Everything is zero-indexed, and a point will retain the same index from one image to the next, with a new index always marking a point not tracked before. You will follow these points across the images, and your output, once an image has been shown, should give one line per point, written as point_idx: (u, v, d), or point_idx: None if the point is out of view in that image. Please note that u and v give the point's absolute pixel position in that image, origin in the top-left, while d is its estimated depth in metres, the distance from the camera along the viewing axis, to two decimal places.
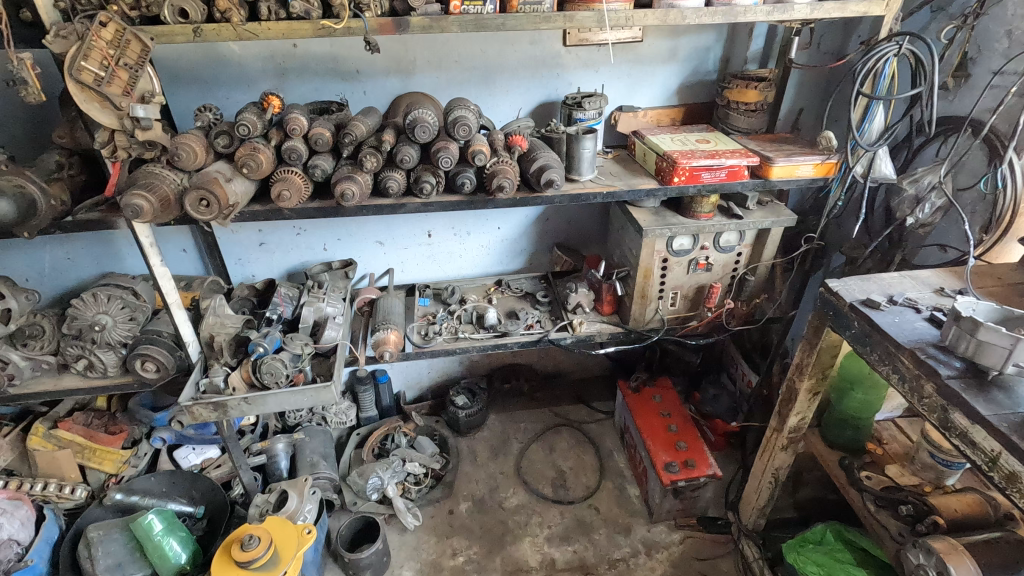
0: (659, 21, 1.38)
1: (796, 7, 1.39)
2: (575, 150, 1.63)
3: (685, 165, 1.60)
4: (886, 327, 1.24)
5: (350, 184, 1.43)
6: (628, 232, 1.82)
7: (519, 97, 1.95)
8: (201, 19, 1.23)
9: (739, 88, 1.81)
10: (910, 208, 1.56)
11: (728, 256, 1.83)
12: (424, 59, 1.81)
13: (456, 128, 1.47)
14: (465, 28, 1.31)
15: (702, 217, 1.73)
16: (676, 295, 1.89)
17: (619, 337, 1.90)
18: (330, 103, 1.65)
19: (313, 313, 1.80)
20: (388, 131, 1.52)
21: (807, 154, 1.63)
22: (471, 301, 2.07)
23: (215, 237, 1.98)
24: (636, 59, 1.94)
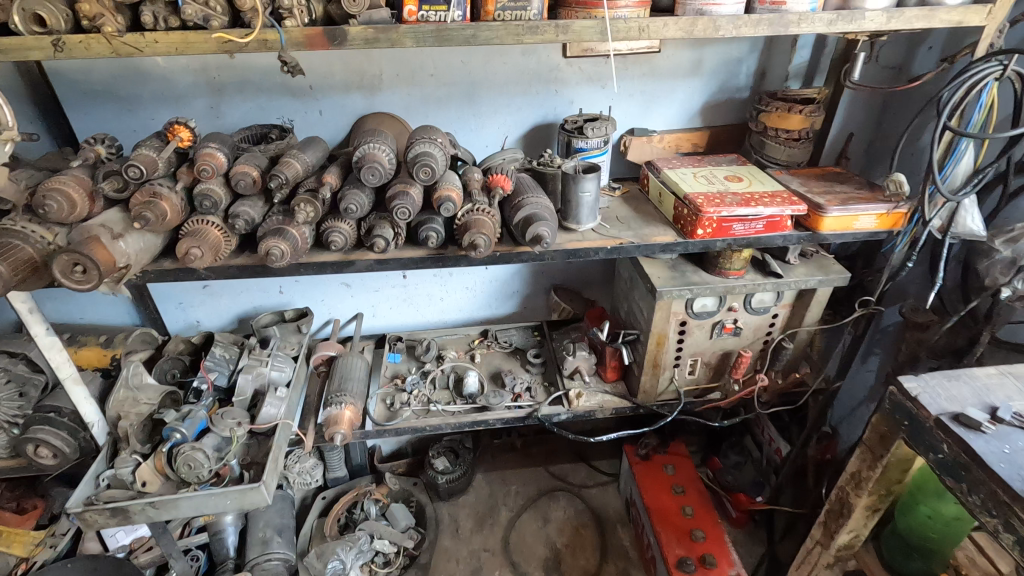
0: (685, 33, 1.04)
1: (867, 16, 1.05)
2: (573, 192, 1.28)
3: (713, 216, 1.26)
4: (992, 461, 0.90)
5: (279, 241, 1.11)
6: (639, 289, 1.48)
7: (509, 117, 1.61)
8: (65, 28, 0.92)
9: (780, 112, 1.46)
10: (1003, 274, 1.21)
11: (762, 318, 1.49)
12: (392, 72, 1.48)
13: (417, 169, 1.13)
14: (423, 41, 0.99)
15: (731, 275, 1.38)
16: (696, 362, 1.55)
17: (625, 413, 1.57)
18: (270, 129, 1.36)
19: (252, 381, 1.48)
20: (333, 170, 1.19)
21: (867, 201, 1.29)
22: (449, 359, 1.74)
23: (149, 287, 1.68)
24: (650, 73, 1.61)
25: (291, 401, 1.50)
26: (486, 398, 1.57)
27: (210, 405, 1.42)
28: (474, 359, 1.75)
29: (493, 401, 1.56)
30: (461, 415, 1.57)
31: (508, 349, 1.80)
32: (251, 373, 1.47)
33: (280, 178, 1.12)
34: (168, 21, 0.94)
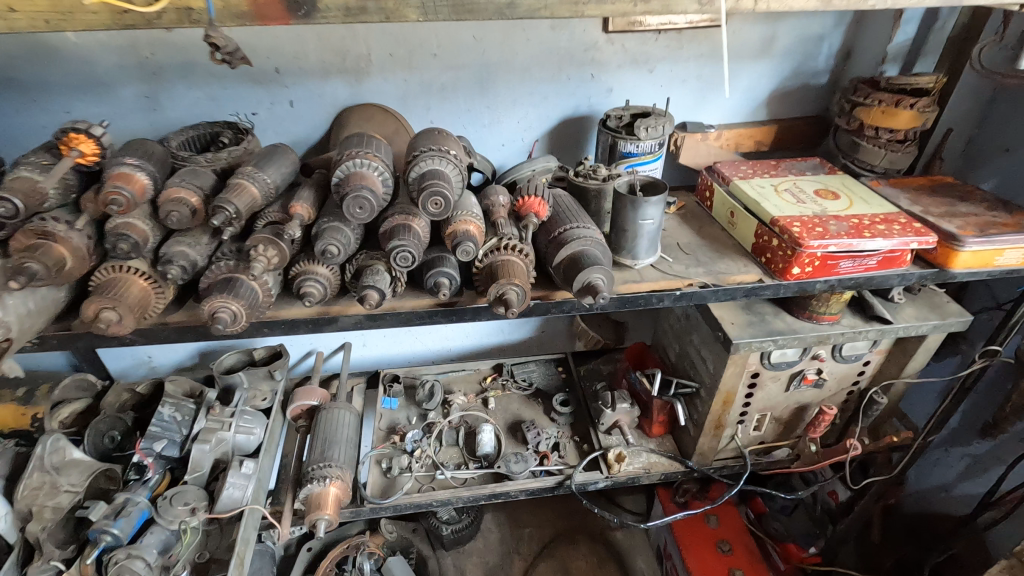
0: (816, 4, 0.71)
1: None
2: (629, 220, 0.96)
3: (815, 251, 0.95)
4: None
5: (229, 299, 0.79)
6: (701, 332, 1.17)
7: (533, 110, 1.27)
8: None
9: (885, 107, 1.13)
10: None
11: (851, 367, 1.19)
12: (384, 51, 1.14)
13: (423, 197, 0.80)
14: (435, 15, 0.66)
15: (825, 321, 1.08)
16: (764, 417, 1.26)
17: (675, 478, 1.28)
18: (222, 129, 1.03)
19: (211, 452, 1.16)
20: (306, 194, 0.86)
21: (1013, 230, 0.98)
22: (458, 406, 1.43)
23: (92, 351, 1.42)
24: (711, 54, 1.27)
25: (262, 475, 1.19)
26: (505, 461, 1.27)
27: (155, 485, 1.12)
28: (487, 404, 1.45)
29: (515, 466, 1.26)
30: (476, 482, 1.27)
31: (529, 390, 1.49)
32: (208, 442, 1.16)
33: (227, 212, 0.79)
34: None
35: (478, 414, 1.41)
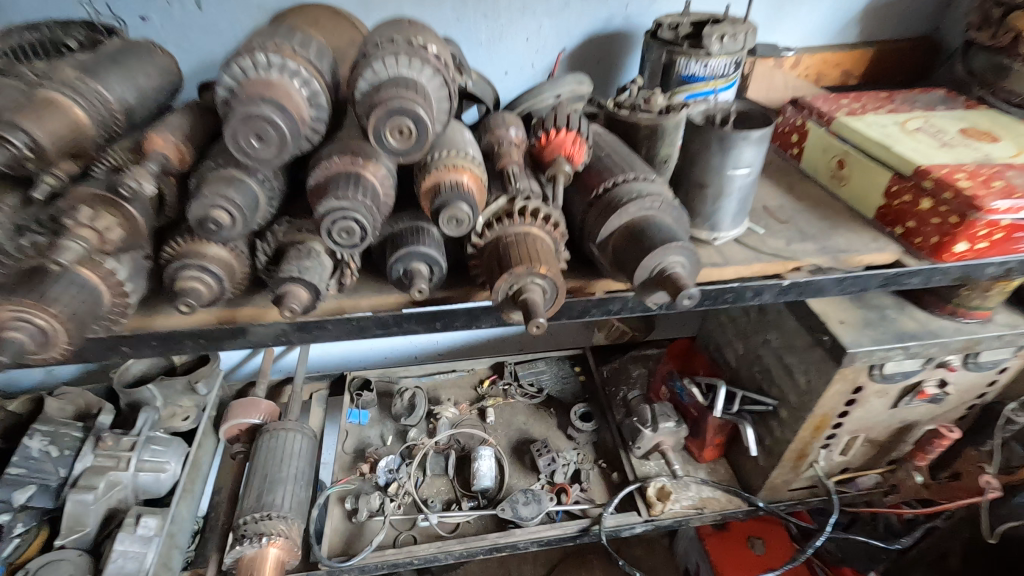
0: None
1: None
2: (708, 171, 0.62)
3: (998, 218, 0.62)
4: None
5: (25, 304, 0.43)
6: (784, 332, 0.84)
7: (549, 19, 0.90)
8: None
9: None
10: None
11: (983, 378, 0.87)
12: None
13: (375, 122, 0.45)
14: None
15: (971, 318, 0.76)
16: (855, 441, 0.94)
17: (732, 518, 0.98)
18: (73, 29, 0.67)
19: (102, 503, 0.84)
20: (177, 121, 0.51)
21: None
22: (448, 421, 1.11)
23: None
24: None
25: (174, 531, 0.87)
26: (512, 502, 0.96)
27: (18, 552, 0.80)
28: (487, 418, 1.13)
29: (525, 510, 0.94)
30: (473, 530, 0.96)
31: (538, 399, 1.17)
32: (93, 491, 0.82)
33: (11, 148, 0.43)
34: None
35: (474, 432, 1.09)
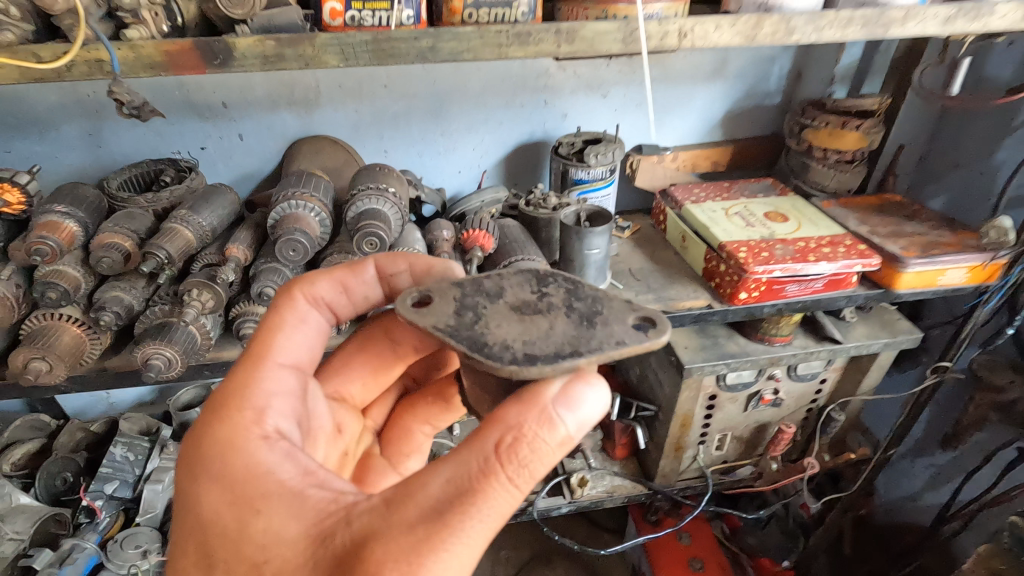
0: (743, 39, 0.70)
1: (998, 11, 0.73)
2: (574, 250, 0.95)
3: (761, 276, 0.95)
4: None
5: (162, 346, 0.77)
6: (657, 356, 1.16)
7: (485, 136, 1.26)
8: None
9: (833, 129, 1.15)
10: None
11: (807, 386, 1.20)
12: (333, 84, 1.12)
13: (358, 239, 0.79)
14: (356, 60, 0.64)
15: (777, 342, 1.09)
16: (725, 437, 1.26)
17: (638, 500, 1.28)
18: (165, 167, 1.01)
19: (164, 494, 1.13)
20: (243, 235, 0.86)
21: (954, 249, 1.00)
22: (565, 272, 0.60)
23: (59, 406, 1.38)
24: (664, 76, 1.26)
25: None
26: None
27: (106, 529, 1.10)
28: (625, 327, 0.53)
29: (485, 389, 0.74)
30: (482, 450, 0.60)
31: None
32: (161, 482, 1.13)
33: (157, 258, 0.78)
34: None
35: (554, 326, 0.53)
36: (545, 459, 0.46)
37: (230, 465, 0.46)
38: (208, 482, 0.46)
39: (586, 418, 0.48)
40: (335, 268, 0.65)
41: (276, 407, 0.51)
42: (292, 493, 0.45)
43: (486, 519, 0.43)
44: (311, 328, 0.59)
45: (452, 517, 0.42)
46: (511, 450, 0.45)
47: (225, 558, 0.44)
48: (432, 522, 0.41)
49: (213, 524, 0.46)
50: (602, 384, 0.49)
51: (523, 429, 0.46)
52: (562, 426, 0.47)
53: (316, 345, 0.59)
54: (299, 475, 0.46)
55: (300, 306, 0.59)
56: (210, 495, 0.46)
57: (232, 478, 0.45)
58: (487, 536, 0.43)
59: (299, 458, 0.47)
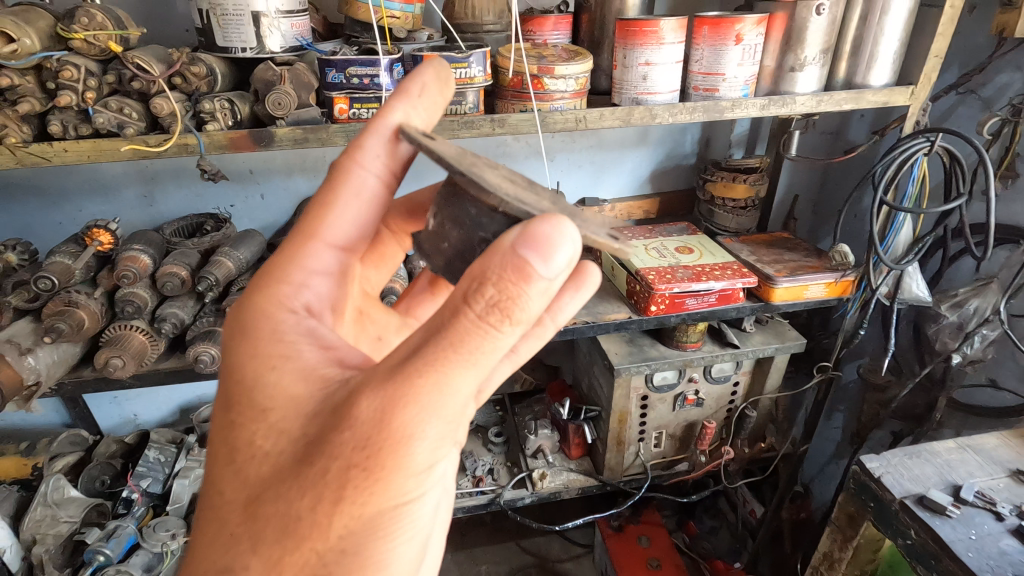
0: (621, 122, 1.03)
1: (797, 100, 1.06)
2: None
3: (665, 292, 1.24)
4: (961, 552, 0.87)
5: (210, 345, 1.04)
6: (598, 363, 1.43)
7: None
8: None
9: (726, 182, 1.48)
10: (953, 339, 1.22)
11: (723, 387, 1.46)
12: (336, 154, 1.45)
13: None
14: (356, 139, 0.96)
15: (689, 347, 1.36)
16: (661, 434, 1.50)
17: (591, 491, 1.51)
18: (205, 220, 1.30)
19: (189, 487, 1.36)
20: None
21: (816, 270, 1.29)
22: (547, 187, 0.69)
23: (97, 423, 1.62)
24: (598, 145, 1.60)
25: None
26: None
27: (142, 516, 1.31)
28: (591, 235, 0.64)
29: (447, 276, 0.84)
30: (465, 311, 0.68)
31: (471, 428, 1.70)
32: (188, 477, 1.36)
33: (209, 280, 1.06)
34: (80, 128, 0.87)
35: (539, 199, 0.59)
36: (522, 303, 0.47)
37: (261, 326, 0.57)
38: (239, 338, 0.57)
39: (560, 261, 0.46)
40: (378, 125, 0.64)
41: (311, 282, 0.61)
42: (309, 358, 0.55)
43: (463, 357, 0.48)
44: (363, 200, 0.64)
45: (431, 356, 0.48)
46: (476, 292, 0.47)
47: (242, 401, 0.54)
48: (411, 363, 0.48)
49: (235, 372, 0.56)
50: (576, 226, 0.48)
51: (493, 274, 0.46)
52: (538, 285, 0.47)
53: (370, 216, 0.65)
54: (320, 347, 0.56)
55: (357, 176, 0.63)
56: (242, 350, 0.56)
57: (260, 334, 0.56)
58: (464, 372, 0.48)
59: (319, 334, 0.58)
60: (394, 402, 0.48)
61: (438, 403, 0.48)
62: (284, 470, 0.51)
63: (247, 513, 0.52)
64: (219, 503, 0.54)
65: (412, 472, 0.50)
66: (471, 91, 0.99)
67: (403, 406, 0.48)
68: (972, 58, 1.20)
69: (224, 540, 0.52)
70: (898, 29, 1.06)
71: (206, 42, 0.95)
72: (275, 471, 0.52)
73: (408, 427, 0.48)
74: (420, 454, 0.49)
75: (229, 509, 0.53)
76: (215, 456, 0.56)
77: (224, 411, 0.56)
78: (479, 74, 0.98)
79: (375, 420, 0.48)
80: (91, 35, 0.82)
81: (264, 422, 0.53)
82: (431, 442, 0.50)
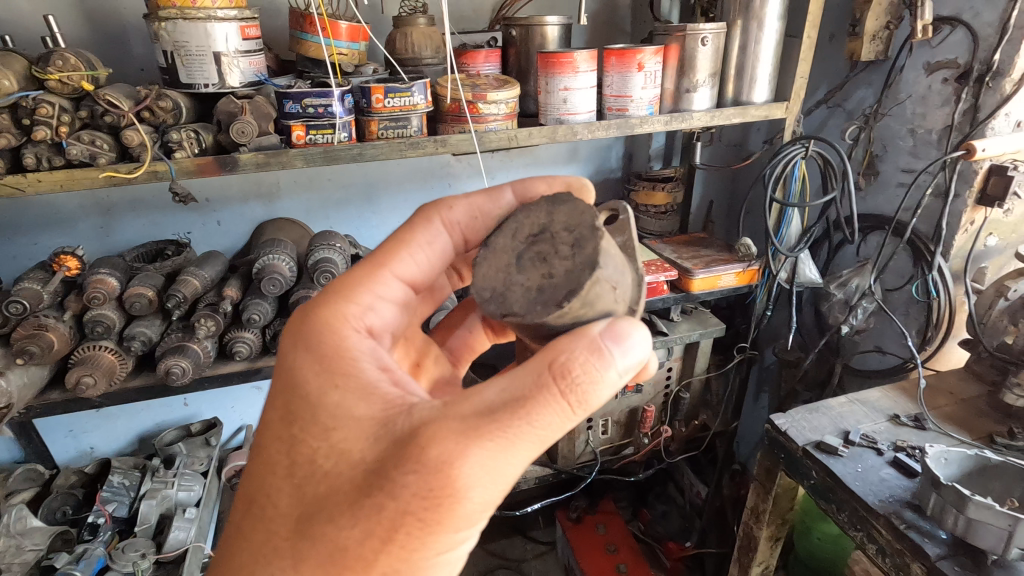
0: (547, 139, 1.19)
1: (694, 116, 1.25)
2: None
3: None
4: (850, 482, 1.03)
5: (181, 358, 1.10)
6: None
7: (407, 214, 1.70)
8: None
9: (647, 190, 1.66)
10: (842, 313, 1.42)
11: (659, 373, 1.62)
12: (290, 180, 1.54)
13: (317, 275, 1.20)
14: (313, 161, 1.07)
15: None
16: (608, 422, 1.63)
17: (547, 480, 1.63)
18: (165, 246, 1.36)
19: (156, 507, 1.39)
20: (234, 281, 1.21)
21: (727, 262, 1.48)
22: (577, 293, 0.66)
23: (53, 455, 1.62)
24: (532, 163, 1.76)
25: (201, 522, 1.41)
26: None
27: (109, 540, 1.32)
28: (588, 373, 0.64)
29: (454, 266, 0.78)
30: (517, 310, 0.61)
31: None
32: (154, 498, 1.39)
33: (177, 298, 1.13)
34: (53, 160, 0.95)
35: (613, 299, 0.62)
36: (596, 385, 0.55)
37: (330, 344, 0.61)
38: (306, 354, 0.61)
39: (632, 358, 0.57)
40: (472, 196, 0.78)
41: (378, 307, 0.68)
42: (370, 380, 0.59)
43: (534, 427, 0.54)
44: (431, 246, 0.76)
45: (503, 414, 0.53)
46: (564, 364, 0.54)
47: (307, 419, 0.59)
48: (486, 416, 0.53)
49: (303, 385, 0.60)
50: (648, 332, 0.58)
51: (581, 351, 0.55)
52: (612, 369, 0.56)
53: (429, 262, 0.76)
54: (380, 369, 0.61)
55: (430, 230, 0.76)
56: (313, 364, 0.61)
57: (326, 352, 0.61)
58: (528, 441, 0.54)
59: (378, 356, 0.63)
60: (459, 456, 0.52)
61: (499, 465, 0.53)
62: (337, 499, 0.56)
63: (295, 531, 0.58)
64: (271, 515, 0.59)
65: (463, 524, 0.55)
66: (414, 116, 1.12)
67: (468, 462, 0.52)
68: (835, 78, 1.45)
69: (269, 547, 0.59)
70: (769, 54, 1.28)
71: (170, 79, 1.04)
72: (329, 495, 0.56)
73: (469, 483, 0.53)
74: (471, 508, 0.55)
75: (277, 523, 0.59)
76: (271, 465, 0.60)
77: (284, 424, 0.60)
78: (421, 102, 1.12)
79: (441, 471, 0.52)
80: (65, 76, 0.91)
81: (325, 443, 0.57)
82: (480, 501, 0.55)
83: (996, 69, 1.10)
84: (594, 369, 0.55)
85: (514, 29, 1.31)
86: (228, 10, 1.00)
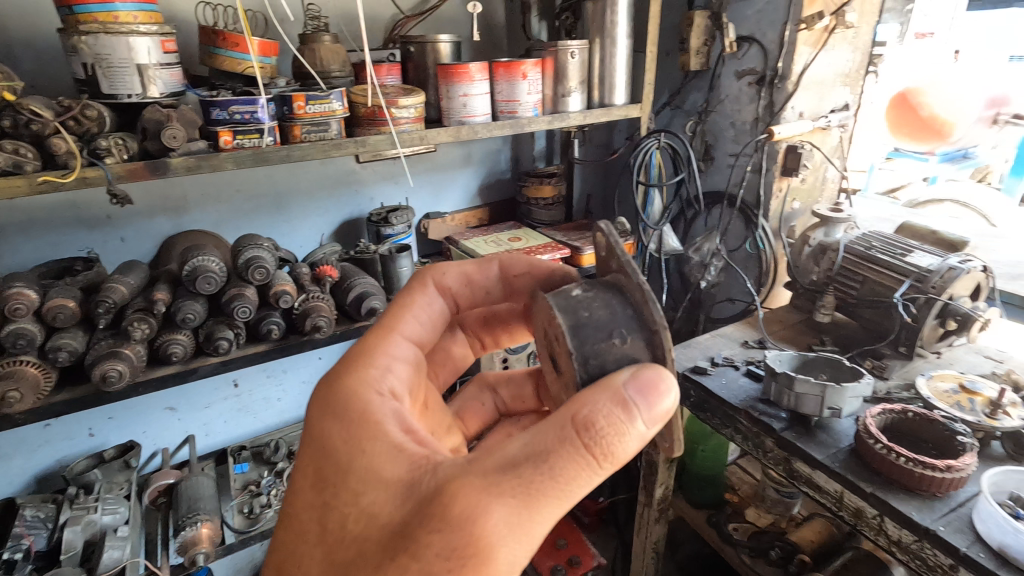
0: (453, 138, 1.38)
1: (570, 116, 1.52)
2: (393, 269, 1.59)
3: None
4: (719, 392, 1.32)
5: (117, 362, 1.13)
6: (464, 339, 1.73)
7: (318, 220, 1.79)
8: None
9: (535, 185, 1.91)
10: (700, 272, 1.73)
11: None
12: (198, 192, 1.57)
13: (250, 272, 1.26)
14: (243, 163, 1.16)
15: None
16: None
17: None
18: (73, 262, 1.34)
19: (82, 533, 1.34)
20: (162, 286, 1.24)
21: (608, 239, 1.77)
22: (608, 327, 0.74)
23: None
24: (432, 167, 1.93)
25: (134, 539, 1.39)
26: None
27: None
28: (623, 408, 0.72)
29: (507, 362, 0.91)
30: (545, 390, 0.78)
31: None
32: (80, 524, 1.35)
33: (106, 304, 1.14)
34: None
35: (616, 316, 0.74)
36: (617, 443, 0.59)
37: (355, 411, 0.66)
38: (332, 421, 0.67)
39: (659, 410, 0.61)
40: (463, 264, 0.94)
41: (394, 369, 0.75)
42: (396, 442, 0.63)
43: (559, 485, 0.57)
44: (427, 309, 0.89)
45: (525, 470, 0.57)
46: (588, 424, 0.59)
47: (338, 483, 0.64)
48: (511, 470, 0.57)
49: (332, 451, 0.65)
50: (670, 386, 0.63)
51: (601, 411, 0.59)
52: (630, 427, 0.60)
53: (427, 322, 0.88)
54: (403, 431, 0.65)
55: (427, 295, 0.91)
56: (339, 431, 0.66)
57: (351, 419, 0.66)
58: (553, 499, 0.57)
59: (400, 418, 0.67)
60: (482, 512, 0.56)
61: (525, 524, 0.57)
62: (366, 559, 0.60)
63: None
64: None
65: None
66: (333, 120, 1.25)
67: (494, 519, 0.56)
68: (674, 86, 1.80)
69: None
70: (623, 65, 1.58)
71: (90, 91, 1.08)
72: (360, 556, 0.61)
73: (493, 537, 0.56)
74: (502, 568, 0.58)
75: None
76: (305, 533, 0.67)
77: (318, 489, 0.66)
78: (339, 107, 1.25)
79: (465, 528, 0.55)
80: None
81: (356, 506, 0.62)
82: (510, 562, 0.58)
83: (781, 74, 1.49)
84: (613, 426, 0.59)
85: (412, 46, 1.49)
86: (149, 25, 1.07)
